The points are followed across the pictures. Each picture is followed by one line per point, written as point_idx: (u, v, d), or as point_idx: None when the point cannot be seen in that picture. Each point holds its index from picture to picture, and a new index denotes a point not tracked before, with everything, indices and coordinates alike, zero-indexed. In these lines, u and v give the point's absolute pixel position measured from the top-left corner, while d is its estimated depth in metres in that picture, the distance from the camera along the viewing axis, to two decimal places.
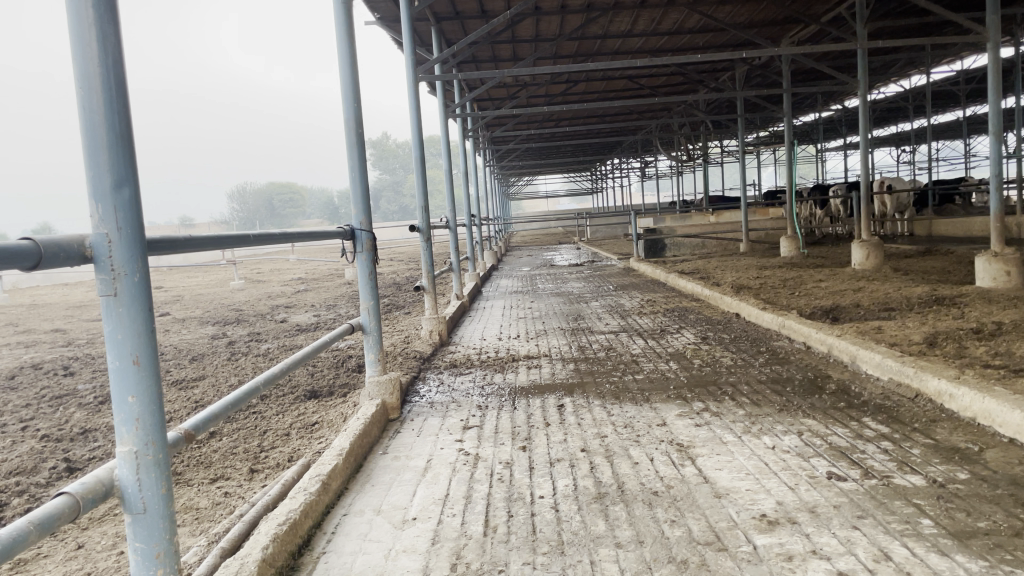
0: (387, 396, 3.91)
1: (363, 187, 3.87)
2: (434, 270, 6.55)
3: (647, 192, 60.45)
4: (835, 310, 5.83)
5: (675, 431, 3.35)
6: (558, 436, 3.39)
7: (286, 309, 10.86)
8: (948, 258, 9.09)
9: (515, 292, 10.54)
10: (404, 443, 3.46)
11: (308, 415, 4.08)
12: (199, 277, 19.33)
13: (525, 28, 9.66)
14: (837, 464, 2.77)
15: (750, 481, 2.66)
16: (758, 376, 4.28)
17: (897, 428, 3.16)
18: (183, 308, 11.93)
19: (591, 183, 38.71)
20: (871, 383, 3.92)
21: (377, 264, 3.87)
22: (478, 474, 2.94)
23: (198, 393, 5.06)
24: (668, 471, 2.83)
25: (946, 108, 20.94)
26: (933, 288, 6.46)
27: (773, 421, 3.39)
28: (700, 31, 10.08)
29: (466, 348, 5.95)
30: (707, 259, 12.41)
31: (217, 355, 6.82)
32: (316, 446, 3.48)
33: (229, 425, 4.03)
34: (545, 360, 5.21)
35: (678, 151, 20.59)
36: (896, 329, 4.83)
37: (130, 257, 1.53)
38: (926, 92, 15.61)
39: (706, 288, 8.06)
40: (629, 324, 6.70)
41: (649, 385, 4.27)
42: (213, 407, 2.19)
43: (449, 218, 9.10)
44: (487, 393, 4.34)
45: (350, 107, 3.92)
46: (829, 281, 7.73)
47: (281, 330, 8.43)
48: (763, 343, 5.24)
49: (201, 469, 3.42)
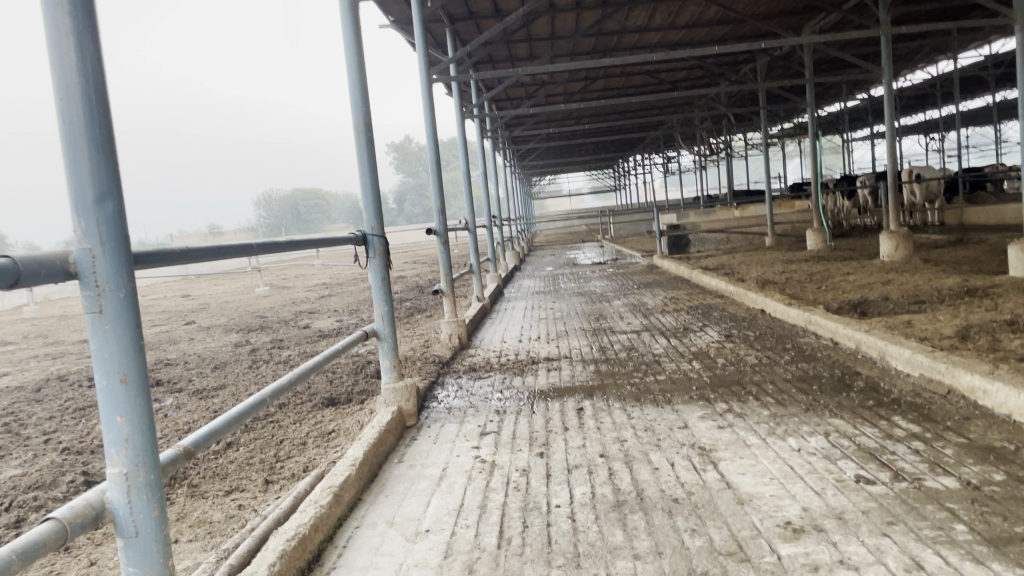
0: (403, 403, 3.85)
1: (374, 192, 3.82)
2: (452, 273, 6.49)
3: (671, 187, 60.03)
4: (863, 304, 5.67)
5: (697, 434, 3.26)
6: (577, 441, 3.31)
7: (309, 315, 10.88)
8: (981, 247, 8.85)
9: (537, 293, 10.46)
10: (420, 451, 3.40)
11: (325, 423, 4.04)
12: (225, 285, 19.47)
13: (541, 26, 9.61)
14: (866, 467, 2.66)
15: (774, 486, 2.57)
16: (784, 375, 4.17)
17: (928, 427, 3.03)
18: (209, 316, 12.03)
19: (614, 180, 38.49)
20: (901, 380, 3.79)
21: (390, 269, 3.81)
22: (494, 483, 2.87)
23: (218, 402, 5.06)
24: (690, 476, 2.75)
25: (976, 94, 20.49)
26: (965, 279, 6.27)
27: (798, 422, 3.28)
28: (718, 24, 9.95)
29: (486, 351, 5.88)
30: (733, 254, 12.24)
31: (239, 363, 6.84)
32: (331, 455, 3.43)
33: (246, 435, 4.00)
34: (565, 362, 5.13)
35: (701, 145, 20.38)
36: (927, 322, 4.68)
37: (115, 271, 1.48)
38: (954, 77, 15.28)
39: (730, 284, 7.91)
40: (652, 323, 6.59)
41: (671, 386, 4.18)
42: (217, 422, 2.15)
43: (469, 219, 9.04)
44: (506, 398, 4.27)
45: (358, 110, 3.87)
46: (858, 274, 7.55)
47: (304, 336, 8.43)
48: (789, 340, 5.11)
49: (216, 481, 3.39)
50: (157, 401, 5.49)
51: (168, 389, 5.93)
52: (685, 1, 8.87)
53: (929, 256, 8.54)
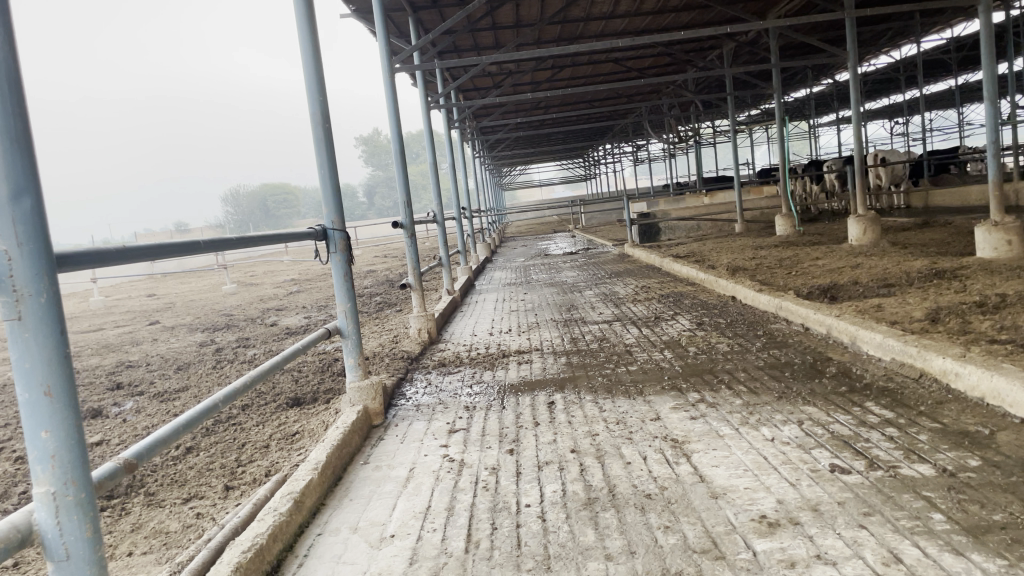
0: (369, 402, 3.74)
1: (333, 185, 3.70)
2: (420, 266, 6.35)
3: (641, 175, 60.22)
4: (833, 288, 5.66)
5: (669, 425, 3.19)
6: (548, 437, 3.23)
7: (276, 312, 10.69)
8: (947, 229, 8.92)
9: (508, 284, 10.35)
10: (387, 451, 3.30)
11: (289, 424, 3.92)
12: (192, 283, 19.13)
13: (505, 14, 9.50)
14: (840, 456, 2.61)
15: (748, 479, 2.50)
16: (756, 362, 4.12)
17: (902, 413, 2.99)
18: (174, 316, 11.78)
19: (585, 169, 38.46)
20: (872, 365, 3.76)
21: (352, 265, 3.70)
22: (462, 483, 2.78)
23: (180, 405, 4.90)
24: (662, 470, 2.68)
25: (939, 77, 20.71)
26: (932, 261, 6.29)
27: (772, 410, 3.23)
28: (683, 9, 9.91)
29: (456, 345, 5.78)
30: (703, 241, 12.23)
31: (203, 364, 6.66)
32: (294, 458, 3.32)
33: (206, 439, 3.87)
34: (536, 355, 5.05)
35: (669, 133, 20.39)
36: (897, 306, 4.66)
37: (34, 273, 1.36)
38: (917, 61, 15.41)
39: (701, 271, 7.87)
40: (623, 312, 6.53)
41: (643, 377, 4.11)
42: (164, 431, 2.04)
43: (437, 211, 8.91)
44: (475, 393, 4.18)
45: (314, 100, 3.74)
46: (827, 258, 7.55)
47: (271, 334, 8.27)
48: (761, 327, 5.07)
49: (175, 488, 3.27)
50: (117, 406, 5.31)
51: (128, 392, 5.75)
52: None
53: (897, 239, 8.57)
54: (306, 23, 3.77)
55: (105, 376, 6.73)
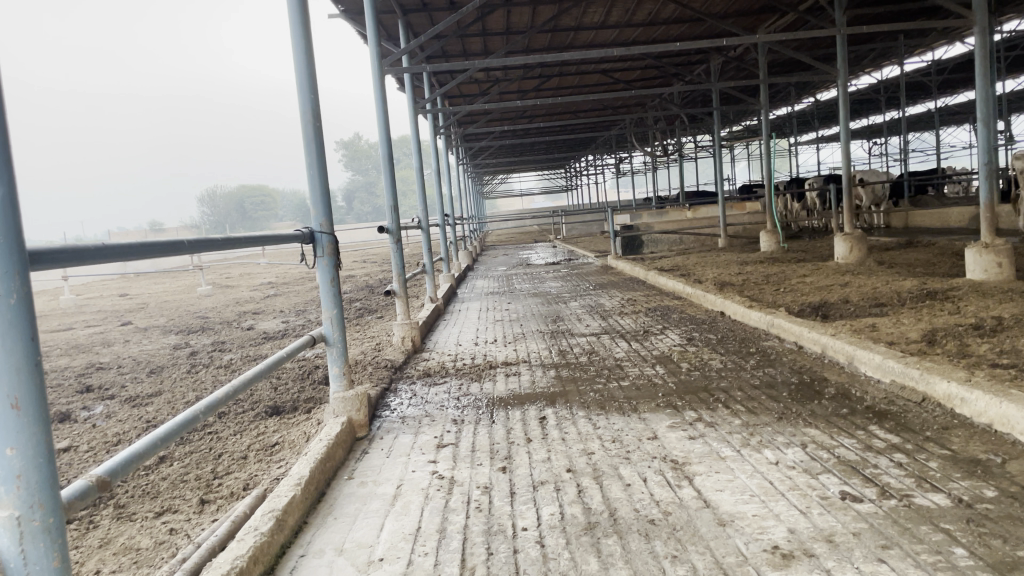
0: (354, 413, 3.60)
1: (322, 186, 3.55)
2: (406, 273, 6.20)
3: (621, 188, 60.49)
4: (824, 306, 5.61)
5: (668, 445, 3.08)
6: (541, 454, 3.10)
7: (253, 316, 10.47)
8: (932, 250, 8.94)
9: (492, 293, 10.22)
10: (372, 465, 3.15)
11: (268, 435, 3.76)
12: (166, 284, 18.78)
13: (496, 20, 9.40)
14: (850, 483, 2.51)
15: (756, 505, 2.39)
16: (752, 381, 4.02)
17: (907, 438, 2.91)
18: (147, 317, 11.51)
19: (566, 180, 38.48)
20: (872, 386, 3.67)
21: (340, 269, 3.56)
22: (454, 503, 2.64)
23: (153, 411, 4.71)
24: (664, 494, 2.56)
25: (920, 99, 20.93)
26: (922, 281, 6.26)
27: (773, 432, 3.13)
28: (675, 22, 9.88)
29: (440, 355, 5.64)
30: (687, 255, 12.18)
31: (177, 368, 6.44)
32: (274, 472, 3.16)
33: (181, 448, 3.70)
34: (524, 367, 4.92)
35: (653, 147, 20.41)
36: (891, 326, 4.60)
37: (3, 271, 1.21)
38: (900, 83, 15.55)
39: (688, 286, 7.80)
40: (611, 325, 6.43)
41: (636, 393, 3.99)
42: (139, 445, 1.89)
43: (422, 217, 8.75)
44: (463, 405, 4.04)
45: (306, 98, 3.59)
46: (814, 276, 7.51)
47: (248, 338, 8.06)
48: (752, 344, 4.99)
49: (147, 500, 3.10)
50: (86, 410, 5.10)
51: (99, 396, 5.53)
52: None
53: (882, 258, 8.56)
54: (299, 19, 3.63)
55: (74, 378, 6.49)
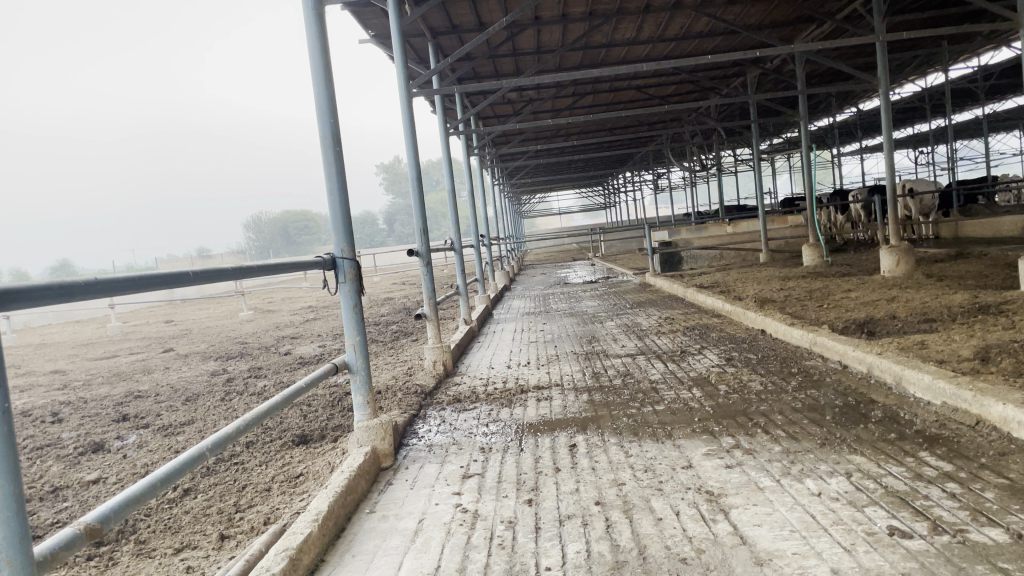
0: (378, 442, 3.51)
1: (343, 210, 3.48)
2: (437, 296, 6.13)
3: (662, 204, 60.07)
4: (870, 323, 5.37)
5: (703, 475, 2.92)
6: (570, 485, 2.98)
7: (291, 340, 10.51)
8: (983, 261, 8.58)
9: (528, 314, 10.10)
10: (395, 498, 3.06)
11: (294, 465, 3.69)
12: (209, 309, 19.07)
13: (526, 39, 9.38)
14: (899, 516, 2.33)
15: (796, 541, 2.23)
16: (793, 403, 3.83)
17: (961, 465, 2.71)
18: (188, 343, 11.65)
19: (604, 198, 38.28)
20: (921, 409, 3.47)
21: (362, 295, 3.49)
22: (477, 539, 2.53)
23: (182, 440, 4.68)
24: (698, 529, 2.41)
25: (966, 105, 20.36)
26: (974, 295, 5.98)
27: (816, 459, 2.95)
28: (708, 35, 9.75)
29: (472, 379, 5.55)
30: (727, 271, 11.94)
31: (212, 395, 6.45)
32: (296, 505, 3.08)
33: (206, 480, 3.65)
34: (557, 391, 4.79)
35: (691, 161, 20.16)
36: (942, 343, 4.38)
37: None
38: (945, 90, 15.13)
39: (727, 303, 7.59)
40: (647, 345, 6.26)
41: (671, 418, 3.84)
42: (136, 489, 1.87)
43: (455, 239, 8.67)
44: (492, 433, 3.92)
45: (326, 122, 3.54)
46: (859, 290, 7.25)
47: (283, 363, 8.07)
48: (794, 364, 4.79)
49: (168, 535, 3.04)
50: (120, 439, 5.11)
51: (133, 425, 5.55)
52: (674, 11, 8.66)
53: (931, 271, 8.25)
54: (318, 41, 3.59)
55: (112, 406, 6.54)
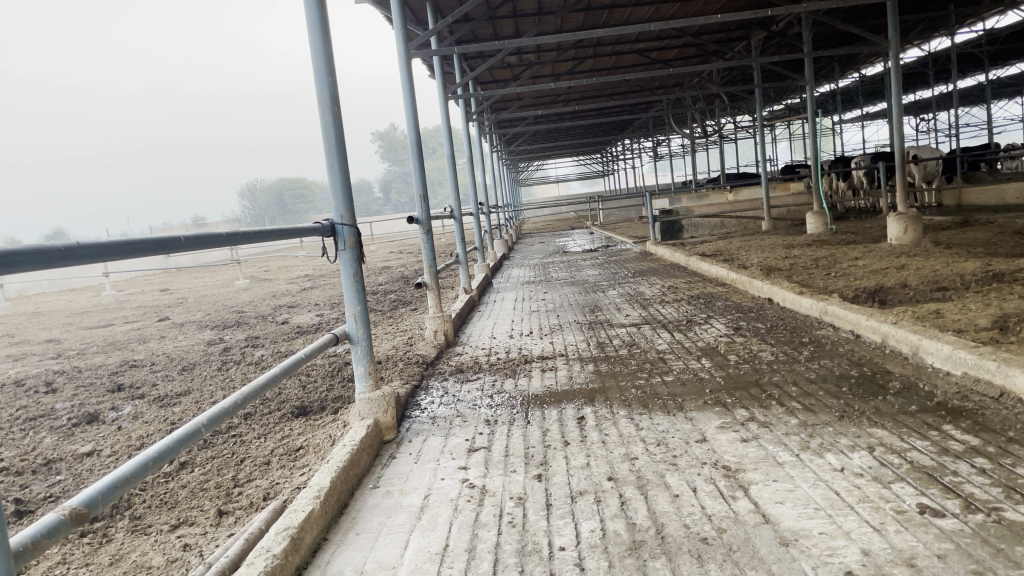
0: (380, 415, 3.40)
1: (341, 175, 3.34)
2: (437, 264, 5.98)
3: (660, 172, 59.75)
4: (881, 291, 5.26)
5: (718, 449, 2.82)
6: (580, 459, 2.87)
7: (288, 309, 10.38)
8: (991, 229, 8.46)
9: (528, 283, 9.97)
10: (400, 472, 2.95)
11: (293, 438, 3.58)
12: (205, 278, 18.91)
13: (527, 1, 9.15)
14: (929, 493, 2.23)
15: (822, 520, 2.13)
16: (807, 374, 3.73)
17: (989, 439, 2.61)
18: (184, 312, 11.52)
19: (602, 166, 37.95)
20: (941, 380, 3.37)
21: (362, 263, 3.36)
22: (485, 516, 2.43)
23: (178, 412, 4.57)
24: (716, 507, 2.31)
25: (971, 71, 20.09)
26: (985, 262, 5.86)
27: (835, 433, 2.84)
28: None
29: (473, 348, 5.44)
30: (729, 239, 11.78)
31: (208, 365, 6.33)
32: (297, 480, 2.97)
33: (203, 453, 3.54)
34: (561, 361, 4.67)
35: (691, 128, 19.90)
36: (957, 312, 4.26)
37: None
38: (951, 54, 14.87)
39: (732, 271, 7.46)
40: (651, 314, 6.15)
41: (681, 389, 3.73)
42: (120, 474, 1.75)
43: (455, 207, 8.49)
44: (497, 405, 3.81)
45: (323, 81, 3.36)
46: (866, 258, 7.13)
47: (280, 332, 7.94)
48: (805, 333, 4.69)
49: (164, 511, 2.94)
50: (115, 410, 5.00)
51: (129, 395, 5.44)
52: None
53: (939, 239, 8.12)
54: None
55: (107, 376, 6.43)
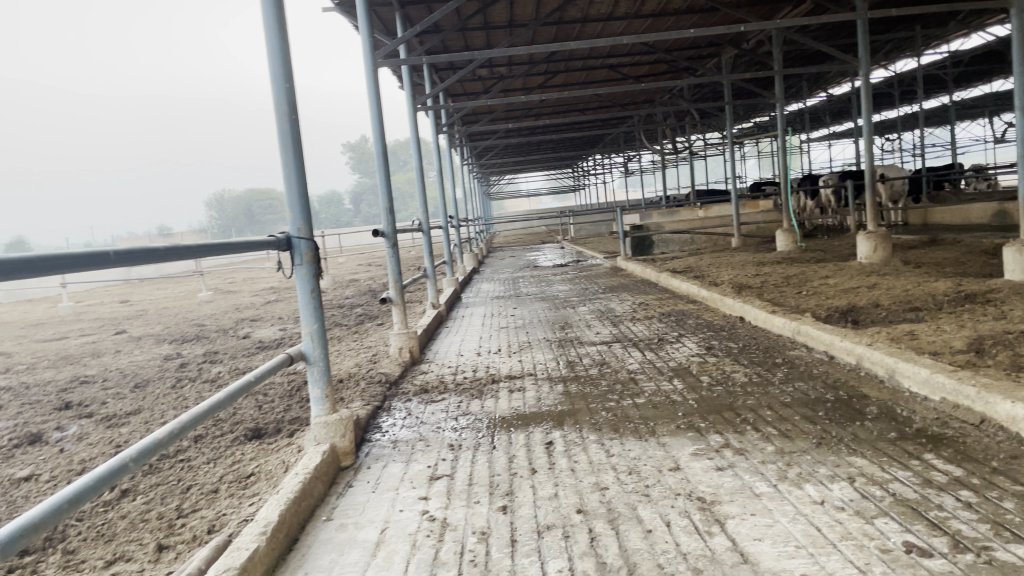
0: (337, 439, 3.21)
1: (300, 186, 3.16)
2: (403, 279, 5.79)
3: (632, 189, 60.20)
4: (853, 311, 5.19)
5: (693, 478, 2.68)
6: (548, 489, 2.72)
7: (250, 323, 10.10)
8: (958, 248, 8.50)
9: (497, 297, 9.83)
10: (355, 503, 2.77)
11: (245, 463, 3.39)
12: (167, 290, 18.45)
13: (498, 13, 9.06)
14: (914, 530, 2.11)
15: (803, 560, 2.00)
16: (782, 398, 3.61)
17: (972, 470, 2.50)
18: (143, 325, 11.17)
19: (574, 181, 37.93)
20: (919, 405, 3.27)
21: (320, 279, 3.19)
22: (445, 554, 2.26)
23: (126, 433, 4.33)
24: (692, 543, 2.17)
25: (936, 92, 20.40)
26: (956, 283, 5.83)
27: (813, 461, 2.72)
28: (685, 13, 9.51)
29: (440, 367, 5.27)
30: (699, 256, 11.76)
31: (162, 381, 6.07)
32: (245, 511, 2.78)
33: (146, 480, 3.33)
34: (529, 382, 4.52)
35: (662, 143, 19.93)
36: (932, 333, 4.19)
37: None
38: (918, 75, 15.05)
39: (703, 289, 7.38)
40: (622, 332, 6.03)
41: (653, 413, 3.59)
42: (27, 522, 1.57)
43: (423, 220, 8.31)
44: (461, 428, 3.64)
45: (281, 87, 3.19)
46: (837, 277, 7.09)
47: (241, 347, 7.69)
48: (778, 353, 4.59)
49: (101, 543, 2.74)
50: (59, 430, 4.74)
51: (75, 414, 5.18)
52: None
53: (908, 258, 8.13)
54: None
55: (56, 393, 6.13)
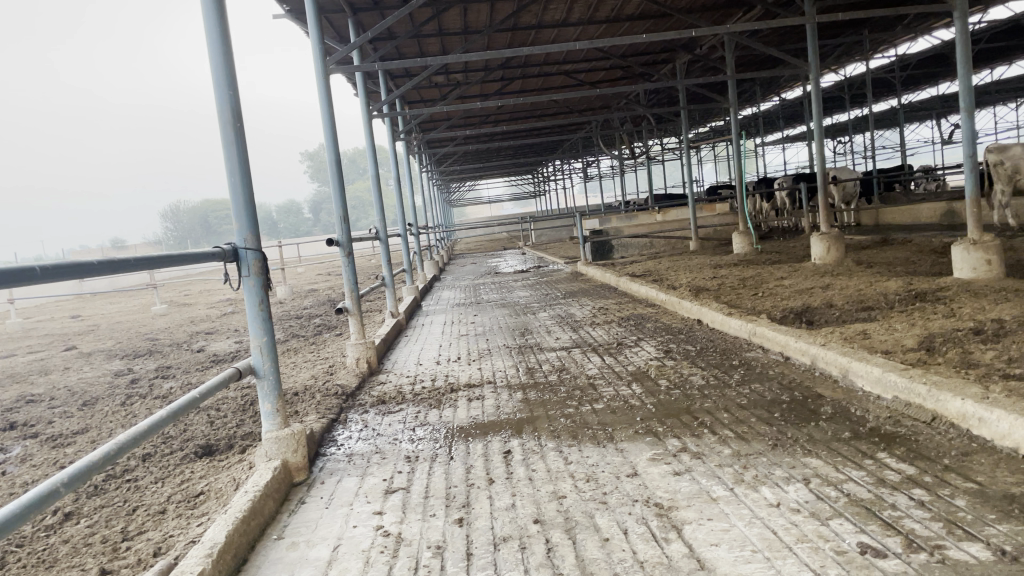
0: (290, 455, 3.13)
1: (246, 196, 3.08)
2: (358, 288, 5.70)
3: (593, 194, 60.53)
4: (808, 312, 5.24)
5: (651, 484, 2.66)
6: (505, 499, 2.68)
7: (206, 336, 9.90)
8: (909, 247, 8.66)
9: (457, 305, 9.77)
10: (308, 520, 2.70)
11: (194, 481, 3.28)
12: (120, 304, 18.02)
13: (452, 20, 9.03)
14: (869, 530, 2.11)
15: (760, 564, 1.99)
16: (739, 399, 3.62)
17: (924, 468, 2.52)
18: (94, 340, 10.87)
19: (534, 187, 37.96)
20: (872, 404, 3.29)
21: (269, 290, 3.11)
22: (399, 570, 2.20)
23: (71, 453, 4.18)
24: (650, 551, 2.14)
25: (885, 95, 20.85)
26: (907, 281, 5.93)
27: (769, 463, 2.73)
28: (638, 19, 9.59)
29: (398, 377, 5.21)
30: (658, 260, 11.83)
31: (112, 398, 5.89)
32: (193, 531, 2.69)
33: (91, 502, 3.21)
34: (488, 390, 4.48)
35: (620, 148, 20.04)
36: (884, 332, 4.24)
37: None
38: (867, 79, 15.37)
39: (661, 292, 7.42)
40: (581, 337, 6.02)
41: (612, 418, 3.57)
42: None
43: (380, 228, 8.21)
44: (418, 439, 3.58)
45: (224, 94, 3.10)
46: (792, 278, 7.17)
47: (195, 362, 7.51)
48: (735, 355, 4.61)
49: (39, 570, 2.62)
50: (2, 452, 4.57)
51: (19, 435, 4.99)
52: None
53: (860, 258, 8.25)
54: (213, 1, 3.12)
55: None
